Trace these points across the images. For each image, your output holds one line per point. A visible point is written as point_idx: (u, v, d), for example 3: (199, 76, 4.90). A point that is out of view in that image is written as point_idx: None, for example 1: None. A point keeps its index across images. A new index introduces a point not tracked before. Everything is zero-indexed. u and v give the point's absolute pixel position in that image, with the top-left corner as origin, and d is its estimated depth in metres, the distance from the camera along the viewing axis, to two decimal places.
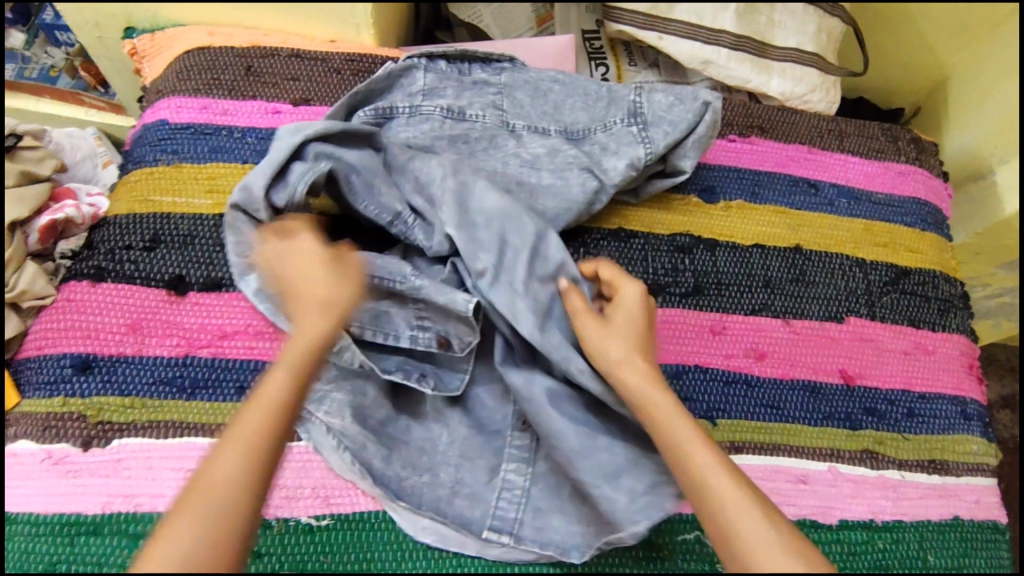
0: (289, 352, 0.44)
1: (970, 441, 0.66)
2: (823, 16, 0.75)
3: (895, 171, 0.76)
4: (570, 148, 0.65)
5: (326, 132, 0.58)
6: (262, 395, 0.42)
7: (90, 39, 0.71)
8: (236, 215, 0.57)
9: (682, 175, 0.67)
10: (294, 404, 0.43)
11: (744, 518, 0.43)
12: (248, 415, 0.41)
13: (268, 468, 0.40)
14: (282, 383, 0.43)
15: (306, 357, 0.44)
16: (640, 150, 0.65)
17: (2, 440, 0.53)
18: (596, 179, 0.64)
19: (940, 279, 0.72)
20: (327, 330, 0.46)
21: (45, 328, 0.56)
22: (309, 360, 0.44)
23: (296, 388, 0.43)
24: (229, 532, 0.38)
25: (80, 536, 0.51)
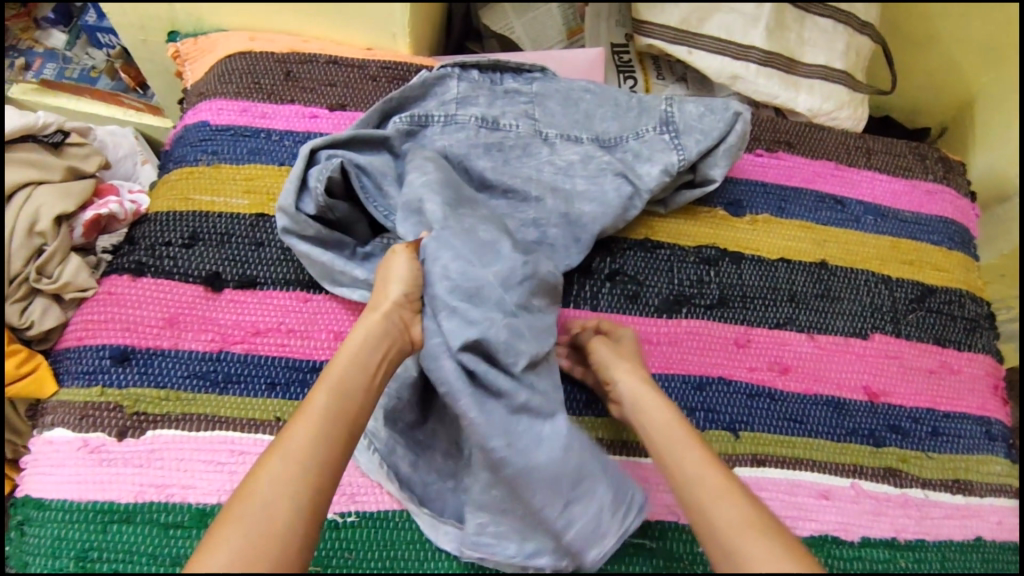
0: (336, 366, 0.48)
1: (994, 462, 0.66)
2: (852, 34, 0.76)
3: (923, 190, 0.76)
4: (603, 155, 0.66)
5: (334, 140, 0.61)
6: (311, 406, 0.45)
7: (136, 42, 0.73)
8: (291, 240, 0.60)
9: (713, 183, 0.68)
10: (339, 416, 0.45)
11: (718, 499, 0.45)
12: (297, 424, 0.44)
13: (317, 472, 0.42)
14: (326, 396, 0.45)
15: (352, 368, 0.48)
16: (673, 156, 0.66)
17: (41, 427, 0.55)
18: (630, 184, 0.65)
19: (966, 299, 0.72)
20: (370, 346, 0.49)
21: (85, 320, 0.58)
22: (355, 372, 0.48)
23: (339, 397, 0.46)
24: (270, 537, 0.39)
25: (112, 524, 0.52)
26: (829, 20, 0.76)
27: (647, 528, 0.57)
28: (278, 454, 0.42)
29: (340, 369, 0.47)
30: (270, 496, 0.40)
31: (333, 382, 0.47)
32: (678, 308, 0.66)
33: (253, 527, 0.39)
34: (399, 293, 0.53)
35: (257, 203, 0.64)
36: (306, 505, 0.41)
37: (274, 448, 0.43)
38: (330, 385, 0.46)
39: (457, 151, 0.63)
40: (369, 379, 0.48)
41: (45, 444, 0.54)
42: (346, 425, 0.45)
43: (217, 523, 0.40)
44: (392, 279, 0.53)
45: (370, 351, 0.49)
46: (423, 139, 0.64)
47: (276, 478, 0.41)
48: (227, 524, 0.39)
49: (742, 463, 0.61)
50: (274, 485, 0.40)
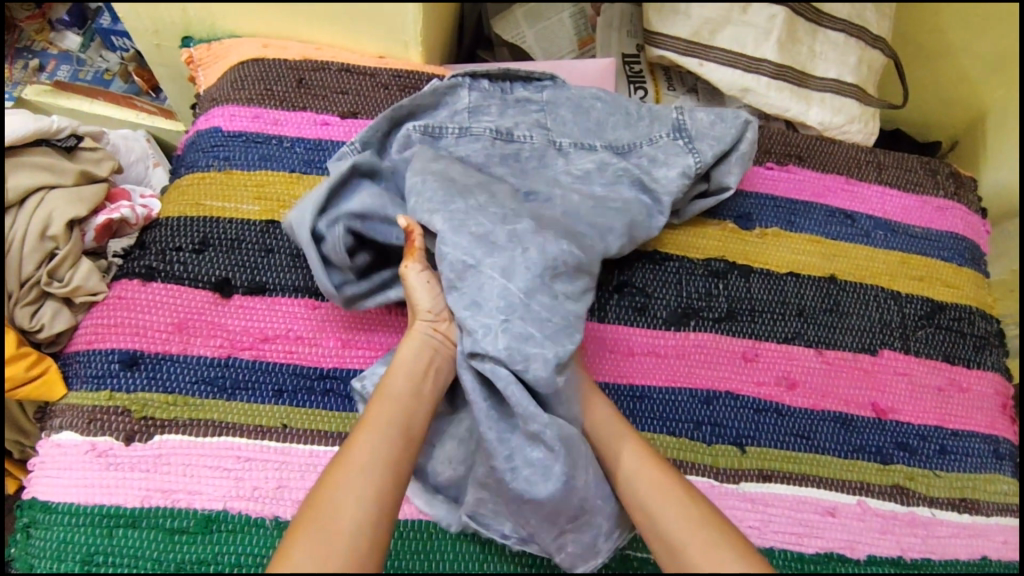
0: (389, 380, 0.50)
1: (1001, 481, 0.65)
2: (864, 48, 0.75)
3: (934, 206, 0.76)
4: (618, 162, 0.66)
5: (322, 202, 0.57)
6: (371, 417, 0.48)
7: (150, 47, 0.74)
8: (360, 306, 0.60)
9: (727, 190, 0.68)
10: (400, 426, 0.48)
11: (657, 495, 0.48)
12: (360, 435, 0.46)
13: (382, 475, 0.44)
14: (385, 409, 0.48)
15: (404, 381, 0.51)
16: (689, 160, 0.66)
17: (49, 429, 0.55)
18: (648, 191, 0.65)
19: (976, 316, 0.72)
20: (419, 360, 0.52)
21: (95, 324, 0.58)
22: (407, 385, 0.50)
23: (394, 407, 0.49)
24: (349, 538, 0.41)
25: (118, 528, 0.52)
26: (841, 34, 0.75)
27: None
28: (344, 462, 0.44)
29: (393, 381, 0.50)
30: (341, 500, 0.42)
31: (388, 394, 0.49)
32: (686, 321, 0.65)
33: (326, 530, 0.41)
34: (427, 318, 0.55)
35: (268, 210, 0.64)
36: (374, 506, 0.43)
37: (340, 458, 0.45)
38: (385, 398, 0.49)
39: (474, 160, 0.63)
40: (419, 390, 0.51)
41: (53, 447, 0.54)
42: (404, 433, 0.48)
43: (292, 529, 0.42)
44: (418, 297, 0.55)
45: (414, 367, 0.52)
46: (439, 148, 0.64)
47: (347, 481, 0.43)
48: (301, 529, 0.41)
49: (748, 479, 0.60)
50: (343, 490, 0.43)
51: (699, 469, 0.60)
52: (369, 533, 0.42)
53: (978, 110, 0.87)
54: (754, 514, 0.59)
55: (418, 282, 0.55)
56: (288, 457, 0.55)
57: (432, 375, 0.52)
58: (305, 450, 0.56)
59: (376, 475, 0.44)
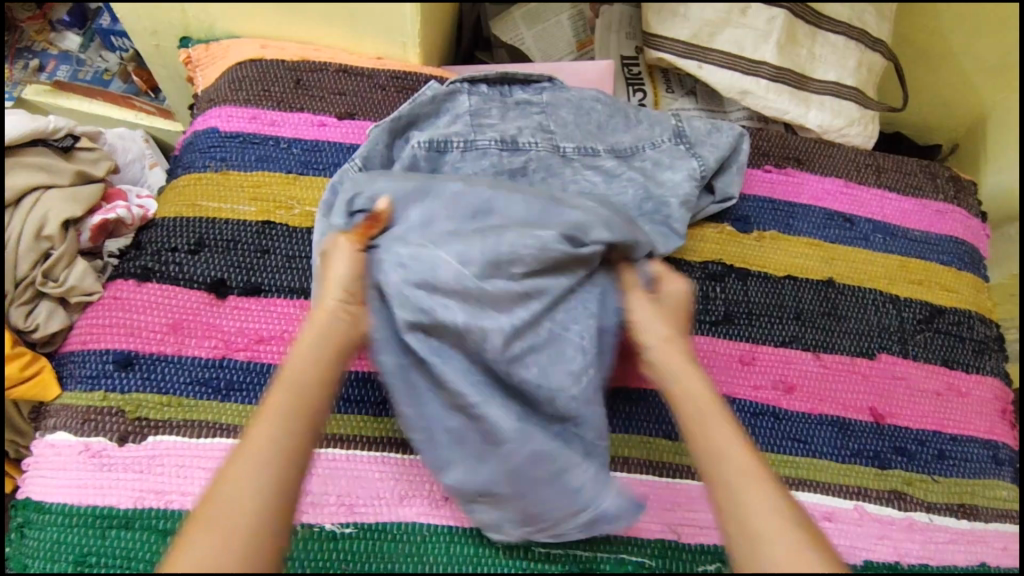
0: (292, 359, 0.45)
1: (1000, 487, 0.65)
2: (863, 50, 0.75)
3: (933, 209, 0.76)
4: (623, 170, 0.65)
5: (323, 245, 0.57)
6: (270, 398, 0.43)
7: (148, 47, 0.74)
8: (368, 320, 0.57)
9: (729, 202, 0.70)
10: (306, 402, 0.43)
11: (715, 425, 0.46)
12: (262, 416, 0.41)
13: (289, 460, 0.40)
14: (287, 388, 0.43)
15: (309, 357, 0.45)
16: (693, 165, 0.66)
17: (43, 430, 0.55)
18: (653, 199, 0.65)
19: (975, 320, 0.71)
20: (321, 329, 0.47)
21: (90, 324, 0.58)
22: (313, 361, 0.45)
23: (299, 385, 0.44)
24: (253, 531, 0.37)
25: (111, 530, 0.52)
26: (841, 37, 0.75)
27: (647, 546, 0.57)
28: (242, 450, 0.40)
29: (300, 357, 0.45)
30: (243, 491, 0.38)
31: (292, 369, 0.44)
32: None
33: (225, 526, 0.36)
34: (338, 294, 0.49)
35: (264, 210, 0.64)
36: (279, 496, 0.39)
37: (237, 446, 0.40)
38: (287, 376, 0.44)
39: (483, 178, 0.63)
40: (328, 363, 0.46)
41: (47, 447, 0.54)
42: (311, 413, 0.43)
43: (186, 529, 0.37)
44: (336, 276, 0.50)
45: (322, 343, 0.46)
46: (443, 165, 0.63)
47: (246, 469, 0.39)
48: (197, 529, 0.37)
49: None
50: (240, 479, 0.38)
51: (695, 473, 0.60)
52: (276, 521, 0.38)
53: (978, 112, 0.86)
54: None
55: (340, 262, 0.51)
56: None
57: (340, 344, 0.48)
58: None
59: (279, 460, 0.40)
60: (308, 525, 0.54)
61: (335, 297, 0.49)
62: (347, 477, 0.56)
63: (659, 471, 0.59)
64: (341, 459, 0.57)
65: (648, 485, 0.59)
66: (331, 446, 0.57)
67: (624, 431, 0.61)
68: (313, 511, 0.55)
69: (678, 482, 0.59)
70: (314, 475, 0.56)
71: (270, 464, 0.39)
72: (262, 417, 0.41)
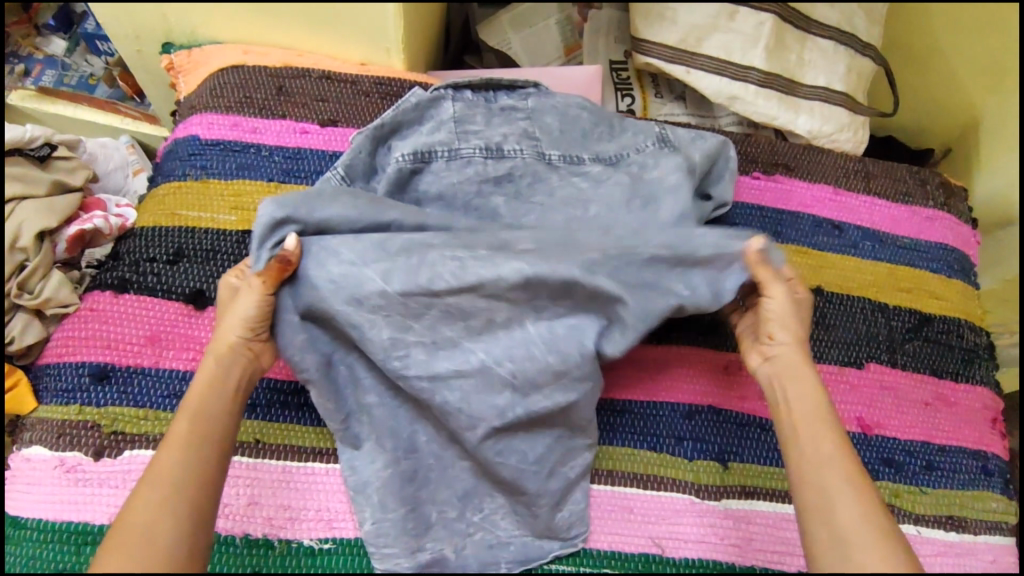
0: (194, 396, 0.50)
1: (989, 498, 0.64)
2: (854, 55, 0.74)
3: (923, 216, 0.75)
4: (610, 174, 0.64)
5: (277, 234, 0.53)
6: (174, 432, 0.48)
7: (130, 52, 0.73)
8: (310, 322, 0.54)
9: (724, 207, 0.69)
10: (209, 433, 0.48)
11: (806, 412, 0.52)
12: (167, 448, 0.46)
13: (196, 487, 0.45)
14: (188, 422, 0.48)
15: (208, 391, 0.50)
16: (681, 165, 0.64)
17: (19, 444, 0.55)
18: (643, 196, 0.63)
19: (965, 329, 0.71)
20: (222, 363, 0.52)
21: (66, 336, 0.58)
22: (214, 398, 0.50)
23: (199, 420, 0.48)
24: (166, 548, 0.42)
25: (86, 546, 0.51)
26: (830, 41, 0.74)
27: (630, 560, 0.56)
28: (149, 480, 0.45)
29: (199, 393, 0.50)
30: (155, 517, 0.43)
31: (194, 404, 0.49)
32: (670, 333, 0.65)
33: (138, 546, 0.42)
34: (239, 337, 0.53)
35: (244, 219, 0.63)
36: (185, 517, 0.44)
37: (145, 476, 0.45)
38: (190, 413, 0.49)
39: (466, 190, 0.63)
40: (228, 400, 0.51)
41: (23, 461, 0.54)
42: (214, 442, 0.48)
43: (104, 552, 0.42)
44: (230, 320, 0.53)
45: (223, 381, 0.51)
46: (428, 174, 0.63)
47: (157, 498, 0.44)
48: (113, 549, 0.42)
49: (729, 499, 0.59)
50: (154, 506, 0.44)
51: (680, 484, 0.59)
52: (188, 541, 0.43)
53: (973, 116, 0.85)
54: (736, 532, 0.58)
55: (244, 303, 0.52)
56: (260, 473, 0.56)
57: (241, 376, 0.52)
58: (277, 466, 0.56)
59: (183, 485, 0.45)
60: (285, 540, 0.54)
61: (237, 336, 0.53)
62: (325, 492, 0.56)
63: (643, 484, 0.59)
64: (322, 474, 0.57)
65: (632, 498, 0.58)
66: (313, 460, 0.57)
67: (610, 443, 0.60)
68: (291, 528, 0.55)
69: (662, 493, 0.59)
70: (293, 489, 0.56)
71: (176, 490, 0.44)
72: (168, 448, 0.46)
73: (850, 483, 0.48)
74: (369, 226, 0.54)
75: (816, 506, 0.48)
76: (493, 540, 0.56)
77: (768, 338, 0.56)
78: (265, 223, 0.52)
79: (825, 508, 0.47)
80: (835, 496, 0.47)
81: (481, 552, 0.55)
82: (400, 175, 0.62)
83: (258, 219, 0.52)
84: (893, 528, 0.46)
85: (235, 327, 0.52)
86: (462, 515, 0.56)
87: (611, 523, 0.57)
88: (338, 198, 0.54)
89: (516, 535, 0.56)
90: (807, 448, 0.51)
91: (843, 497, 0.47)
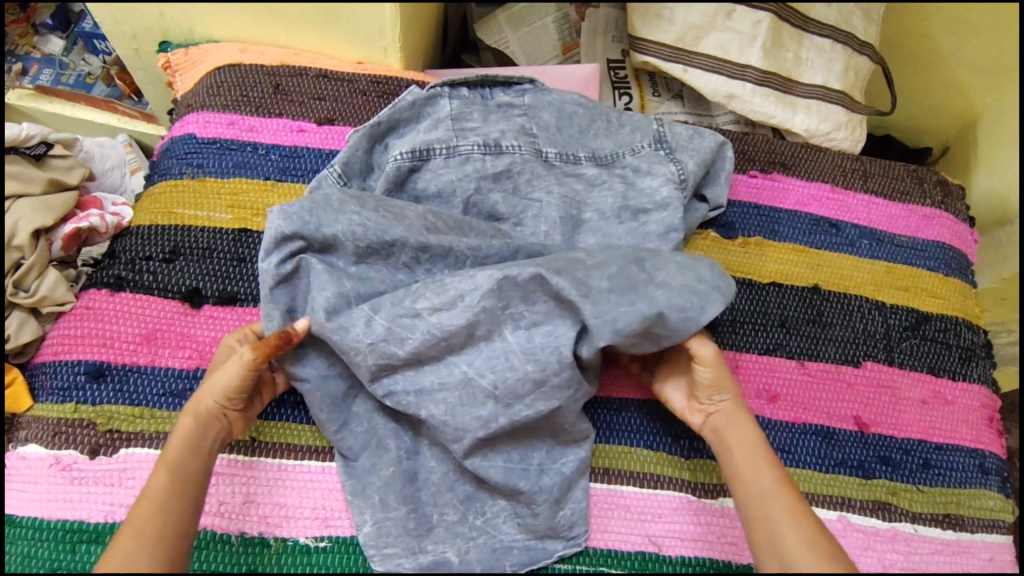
0: (170, 451, 0.50)
1: (986, 497, 0.64)
2: (851, 54, 0.74)
3: (920, 215, 0.75)
4: (603, 176, 0.65)
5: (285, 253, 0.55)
6: (149, 488, 0.47)
7: (127, 50, 0.73)
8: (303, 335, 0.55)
9: (720, 209, 0.69)
10: (184, 490, 0.48)
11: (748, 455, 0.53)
12: (141, 504, 0.46)
13: (171, 547, 0.45)
14: (164, 478, 0.48)
15: (185, 451, 0.50)
16: (672, 170, 0.65)
17: (14, 443, 0.55)
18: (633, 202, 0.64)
19: (962, 327, 0.71)
20: (199, 418, 0.51)
21: (62, 335, 0.58)
22: (190, 458, 0.50)
23: (176, 474, 0.48)
24: None
25: (82, 544, 0.51)
26: (827, 40, 0.74)
27: (628, 559, 0.56)
28: (122, 540, 0.44)
29: (175, 451, 0.50)
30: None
31: (170, 459, 0.49)
32: None
33: None
34: (215, 402, 0.52)
35: (241, 217, 0.63)
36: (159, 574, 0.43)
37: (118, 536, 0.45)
38: (165, 466, 0.49)
39: (464, 186, 0.63)
40: (203, 461, 0.50)
41: (18, 459, 0.54)
42: (189, 498, 0.48)
43: None
44: (208, 385, 0.52)
45: (202, 434, 0.51)
46: (427, 172, 0.63)
47: (130, 555, 0.43)
48: None
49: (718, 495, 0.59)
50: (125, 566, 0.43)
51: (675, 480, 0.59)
52: None
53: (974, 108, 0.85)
54: (734, 530, 0.58)
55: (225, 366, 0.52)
56: (257, 471, 0.56)
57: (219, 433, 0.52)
58: (275, 463, 0.56)
59: (158, 543, 0.45)
60: (282, 539, 0.54)
61: (213, 402, 0.52)
62: (322, 490, 0.56)
63: (640, 482, 0.59)
64: (318, 473, 0.56)
65: (629, 496, 0.58)
66: (309, 458, 0.57)
67: (606, 441, 0.60)
68: (287, 526, 0.55)
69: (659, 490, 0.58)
70: (289, 487, 0.56)
71: (152, 548, 0.44)
72: (140, 508, 0.46)
73: (796, 518, 0.49)
74: (374, 246, 0.55)
75: (767, 545, 0.48)
76: (496, 544, 0.55)
77: (703, 397, 0.57)
78: (272, 236, 0.54)
79: (775, 545, 0.48)
80: (783, 534, 0.48)
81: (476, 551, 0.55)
82: (398, 172, 0.62)
83: (265, 230, 0.54)
84: (841, 556, 0.47)
85: (210, 394, 0.52)
86: (463, 519, 0.56)
87: (608, 522, 0.57)
88: (345, 208, 0.55)
89: (518, 539, 0.55)
90: (753, 488, 0.51)
91: (790, 531, 0.48)
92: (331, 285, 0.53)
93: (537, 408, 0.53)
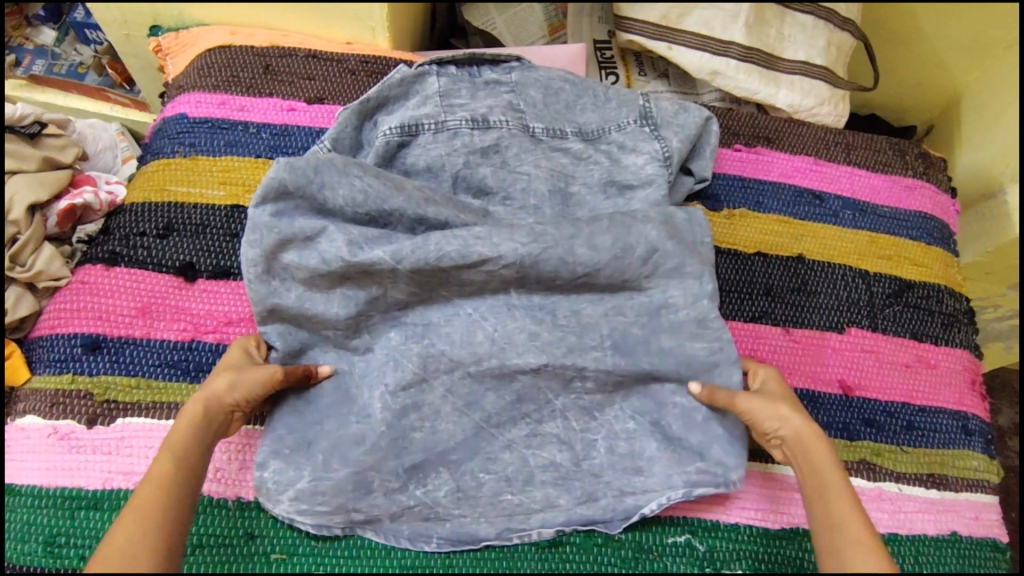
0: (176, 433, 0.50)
1: (970, 457, 0.65)
2: (832, 31, 0.76)
3: (902, 185, 0.76)
4: (587, 151, 0.66)
5: (280, 205, 0.56)
6: (157, 466, 0.47)
7: (118, 36, 0.73)
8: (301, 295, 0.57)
9: (705, 182, 0.70)
10: (192, 469, 0.48)
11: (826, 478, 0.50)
12: (150, 479, 0.47)
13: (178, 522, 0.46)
14: (168, 459, 0.48)
15: (190, 434, 0.50)
16: (655, 146, 0.66)
17: (14, 414, 0.56)
18: (618, 175, 0.66)
19: (945, 294, 0.72)
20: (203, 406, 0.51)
21: (58, 308, 0.59)
22: (200, 441, 0.50)
23: (181, 455, 0.48)
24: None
25: (80, 510, 0.52)
26: (809, 16, 0.76)
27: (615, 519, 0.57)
28: (133, 511, 0.45)
29: (181, 434, 0.49)
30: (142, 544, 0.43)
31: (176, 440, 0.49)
32: None
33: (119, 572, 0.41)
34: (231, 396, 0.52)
35: (232, 194, 0.64)
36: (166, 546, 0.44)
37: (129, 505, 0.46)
38: (173, 447, 0.49)
39: (451, 160, 0.64)
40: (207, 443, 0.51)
41: (17, 431, 0.55)
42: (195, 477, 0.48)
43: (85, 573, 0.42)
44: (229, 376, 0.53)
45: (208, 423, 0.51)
46: (414, 147, 0.64)
47: (140, 527, 0.44)
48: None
49: (696, 476, 0.56)
50: (136, 535, 0.44)
51: (662, 445, 0.57)
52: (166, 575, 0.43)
53: (960, 81, 0.85)
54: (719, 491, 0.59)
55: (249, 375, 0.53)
56: (252, 439, 0.58)
57: (224, 420, 0.53)
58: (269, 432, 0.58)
59: (168, 518, 0.45)
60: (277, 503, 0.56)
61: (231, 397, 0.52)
62: None
63: None
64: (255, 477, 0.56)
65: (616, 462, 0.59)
66: None
67: None
68: (274, 495, 0.54)
69: (647, 467, 0.57)
70: None
71: (160, 520, 0.45)
72: (151, 477, 0.47)
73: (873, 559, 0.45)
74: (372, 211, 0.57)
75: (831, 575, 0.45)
76: (485, 506, 0.56)
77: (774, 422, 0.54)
78: (272, 186, 0.55)
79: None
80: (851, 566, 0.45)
81: (451, 523, 0.56)
82: (388, 147, 0.63)
83: (267, 179, 0.55)
84: None
85: (230, 388, 0.52)
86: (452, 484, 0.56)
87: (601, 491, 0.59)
88: (348, 172, 0.57)
89: (507, 502, 0.56)
90: (826, 531, 0.47)
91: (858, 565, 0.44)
92: (333, 241, 0.55)
93: (529, 358, 0.57)
